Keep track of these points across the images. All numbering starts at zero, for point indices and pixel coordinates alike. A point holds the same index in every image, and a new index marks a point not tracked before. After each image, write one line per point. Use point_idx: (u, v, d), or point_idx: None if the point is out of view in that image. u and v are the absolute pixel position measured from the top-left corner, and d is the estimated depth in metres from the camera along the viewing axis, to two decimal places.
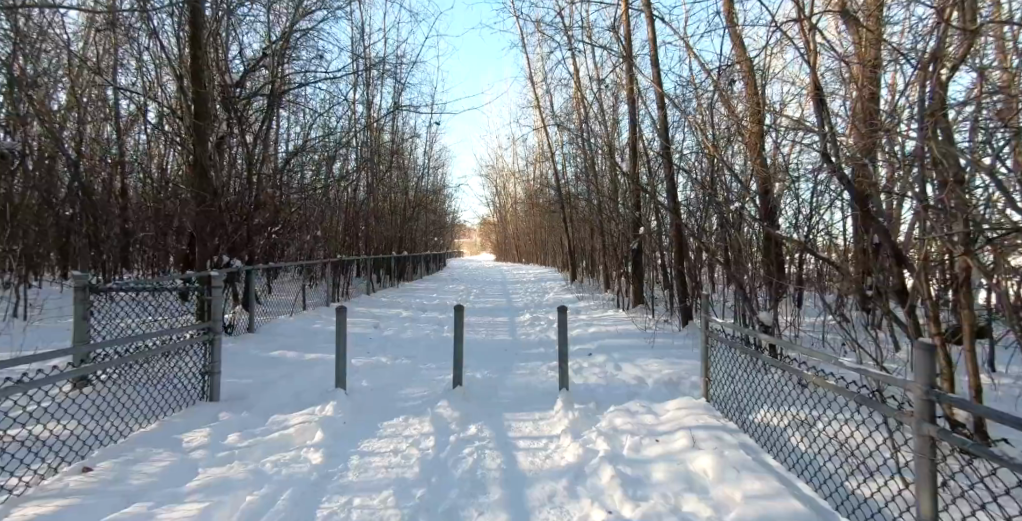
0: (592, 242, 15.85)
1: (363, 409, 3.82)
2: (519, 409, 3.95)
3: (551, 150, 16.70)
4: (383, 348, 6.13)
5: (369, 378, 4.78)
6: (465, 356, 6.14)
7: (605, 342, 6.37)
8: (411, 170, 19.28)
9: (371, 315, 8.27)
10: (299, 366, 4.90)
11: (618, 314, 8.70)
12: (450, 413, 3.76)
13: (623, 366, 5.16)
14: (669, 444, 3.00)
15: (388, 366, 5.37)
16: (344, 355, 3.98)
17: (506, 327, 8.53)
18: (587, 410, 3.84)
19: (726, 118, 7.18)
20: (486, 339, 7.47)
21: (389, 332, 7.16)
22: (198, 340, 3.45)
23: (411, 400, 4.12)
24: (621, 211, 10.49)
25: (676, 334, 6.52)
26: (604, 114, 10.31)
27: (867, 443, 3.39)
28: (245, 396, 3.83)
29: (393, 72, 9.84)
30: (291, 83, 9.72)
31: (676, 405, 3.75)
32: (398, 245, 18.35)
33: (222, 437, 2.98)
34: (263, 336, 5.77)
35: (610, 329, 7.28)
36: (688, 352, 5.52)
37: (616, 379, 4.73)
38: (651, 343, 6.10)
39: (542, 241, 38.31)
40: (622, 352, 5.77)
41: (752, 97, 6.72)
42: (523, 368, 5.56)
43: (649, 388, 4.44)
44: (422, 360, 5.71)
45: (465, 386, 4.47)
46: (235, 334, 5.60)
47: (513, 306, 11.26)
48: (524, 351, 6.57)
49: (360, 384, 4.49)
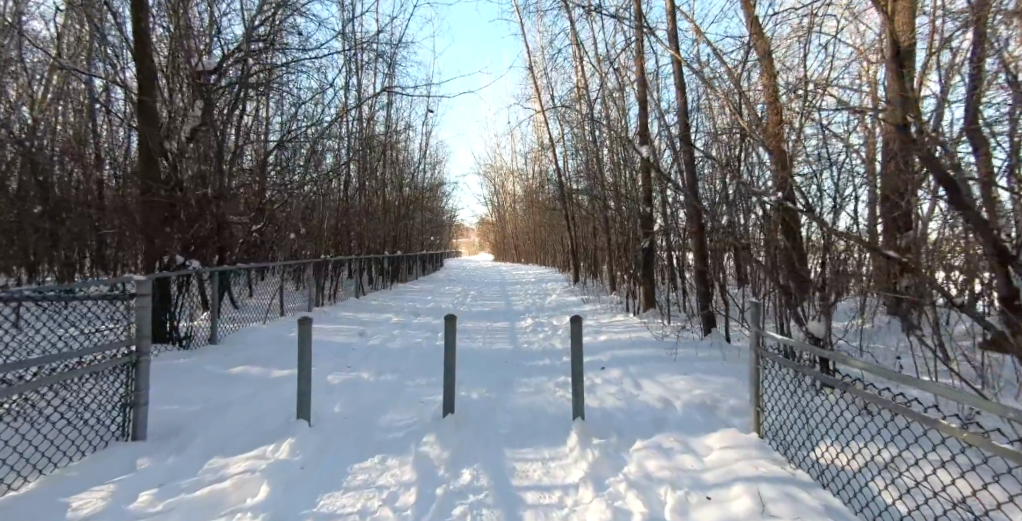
0: (596, 239, 15.09)
1: (329, 445, 3.05)
2: (525, 445, 3.21)
3: (552, 145, 15.98)
4: (366, 359, 5.41)
5: (346, 400, 4.03)
6: (460, 368, 5.41)
7: (619, 354, 5.66)
8: (406, 166, 18.54)
9: (357, 321, 7.54)
10: (259, 384, 4.13)
11: (628, 320, 7.99)
12: (439, 450, 3.02)
13: (643, 384, 4.44)
14: (726, 505, 2.26)
15: (369, 382, 4.62)
16: (308, 377, 3.21)
17: (506, 333, 7.82)
18: (607, 447, 3.11)
19: (750, 102, 6.47)
20: (485, 348, 6.76)
21: (376, 340, 6.43)
22: (115, 365, 2.64)
23: (392, 431, 3.38)
24: (630, 207, 9.76)
25: (698, 343, 5.81)
26: (611, 103, 9.61)
27: (971, 490, 2.63)
28: (182, 430, 3.06)
29: (382, 54, 9.07)
30: (277, 73, 9.09)
31: (720, 441, 3.01)
32: (392, 245, 17.62)
33: (130, 498, 2.23)
34: (227, 347, 4.99)
35: (622, 337, 6.57)
36: (717, 366, 4.80)
37: (637, 402, 4.01)
38: (672, 355, 5.40)
39: (542, 241, 37.55)
40: (640, 367, 5.04)
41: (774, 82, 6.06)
42: (527, 385, 4.84)
43: (679, 414, 3.72)
44: (411, 374, 4.99)
45: (459, 412, 3.74)
46: (194, 346, 4.82)
47: (514, 310, 10.53)
48: (527, 363, 5.84)
49: (333, 409, 3.76)
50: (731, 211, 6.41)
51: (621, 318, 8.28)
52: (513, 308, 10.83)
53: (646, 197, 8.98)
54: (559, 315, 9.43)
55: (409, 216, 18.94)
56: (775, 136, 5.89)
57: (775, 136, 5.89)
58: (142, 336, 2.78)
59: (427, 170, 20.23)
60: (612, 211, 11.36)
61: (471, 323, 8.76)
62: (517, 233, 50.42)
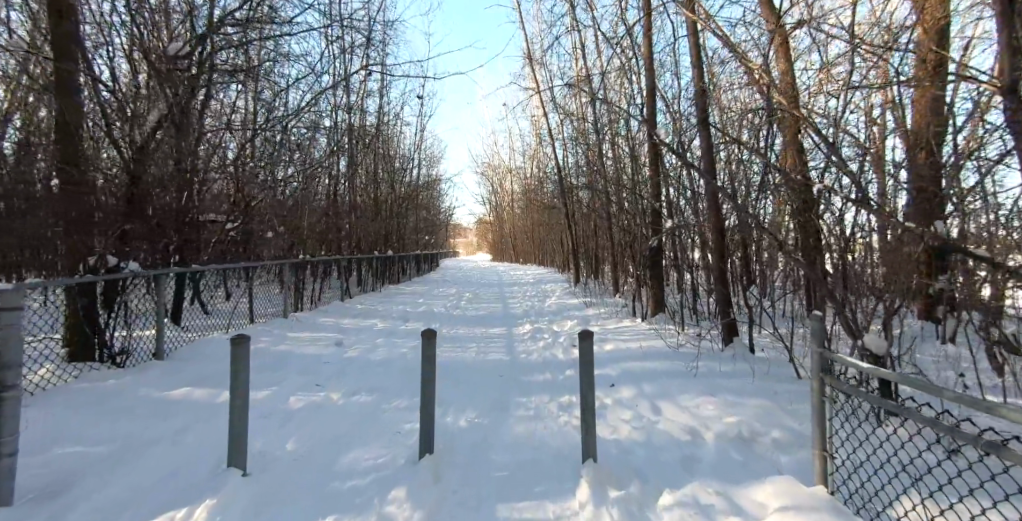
0: (598, 238, 14.42)
1: (265, 503, 2.34)
2: (521, 498, 2.51)
3: (552, 139, 15.31)
4: (340, 375, 4.72)
5: (306, 433, 3.34)
6: (449, 387, 4.73)
7: (630, 368, 4.98)
8: (399, 163, 17.84)
9: (337, 328, 6.84)
10: (199, 411, 3.43)
11: (635, 327, 7.31)
12: (408, 512, 2.31)
13: (662, 410, 3.75)
14: None
15: (339, 407, 3.92)
16: (241, 415, 2.50)
17: (503, 341, 7.14)
18: (627, 502, 2.42)
19: (771, 85, 5.82)
20: (478, 360, 6.06)
21: (355, 351, 5.75)
22: None
23: (353, 478, 2.69)
24: (636, 203, 9.09)
25: (719, 356, 5.12)
26: (616, 91, 8.95)
27: None
28: (74, 487, 2.37)
29: (370, 36, 8.40)
30: (261, 62, 8.67)
31: (772, 498, 2.32)
32: (384, 244, 16.92)
33: None
34: (173, 364, 4.25)
35: (631, 347, 5.88)
36: (747, 386, 4.12)
37: (657, 434, 3.32)
38: (690, 369, 4.73)
39: (541, 241, 36.89)
40: (655, 384, 4.35)
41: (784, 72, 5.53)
42: (525, 408, 4.14)
43: (711, 451, 3.03)
44: (392, 395, 4.30)
45: (441, 450, 3.05)
46: (133, 363, 4.06)
47: (511, 314, 9.85)
48: (526, 378, 5.16)
49: (284, 447, 3.05)
50: (742, 203, 5.76)
51: (628, 323, 7.60)
52: (511, 312, 10.14)
53: (654, 191, 8.33)
54: (561, 320, 8.74)
55: (402, 214, 18.23)
56: (790, 127, 5.38)
57: (790, 127, 5.38)
58: (8, 367, 2.03)
59: (421, 167, 19.53)
60: (616, 207, 10.70)
61: (465, 329, 8.09)
62: (515, 233, 49.67)
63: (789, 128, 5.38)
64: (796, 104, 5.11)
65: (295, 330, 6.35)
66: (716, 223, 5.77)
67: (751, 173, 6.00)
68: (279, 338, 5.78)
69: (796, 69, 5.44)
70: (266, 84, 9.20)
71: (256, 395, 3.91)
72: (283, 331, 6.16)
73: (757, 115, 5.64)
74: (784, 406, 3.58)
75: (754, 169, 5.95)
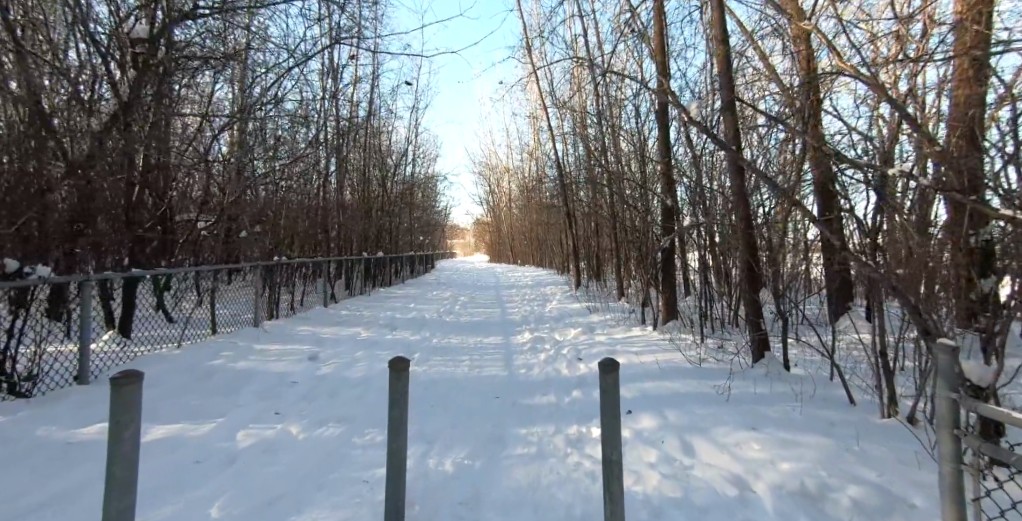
0: (600, 238, 13.72)
1: None
2: None
3: (553, 135, 14.65)
4: (306, 401, 3.98)
5: (246, 486, 2.60)
6: (437, 414, 4.00)
7: (647, 390, 4.25)
8: (392, 160, 17.12)
9: (313, 340, 6.09)
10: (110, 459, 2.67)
11: (645, 336, 6.60)
12: None
13: (696, 449, 3.03)
14: None
15: (298, 444, 3.19)
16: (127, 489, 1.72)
17: (499, 353, 6.42)
18: None
19: (796, 69, 5.17)
20: (471, 377, 5.31)
21: (328, 368, 5.00)
22: None
23: None
24: (643, 201, 8.40)
25: (750, 375, 4.41)
26: (622, 78, 8.28)
27: None
28: None
29: (360, 20, 7.75)
30: (240, 48, 8.03)
31: None
32: (375, 245, 16.18)
33: None
34: (92, 391, 3.49)
35: (645, 362, 5.16)
36: (793, 415, 3.41)
37: (698, 487, 2.58)
38: (721, 392, 4.01)
39: (538, 242, 36.15)
40: (682, 413, 3.63)
41: (806, 57, 4.92)
42: (525, 444, 3.41)
43: (774, 515, 2.30)
44: (365, 427, 3.56)
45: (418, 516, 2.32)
46: (43, 390, 3.35)
47: (509, 320, 9.14)
48: (525, 401, 4.43)
49: (209, 513, 2.30)
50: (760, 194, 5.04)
51: (638, 333, 6.86)
52: (508, 318, 9.40)
53: (665, 186, 7.62)
54: (563, 328, 7.99)
55: (393, 214, 17.43)
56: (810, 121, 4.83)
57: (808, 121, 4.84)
58: None
59: (416, 164, 18.79)
60: (621, 207, 9.99)
61: (458, 338, 7.36)
62: (511, 233, 48.75)
63: (811, 120, 4.75)
64: (817, 92, 4.50)
65: (263, 341, 5.59)
66: (740, 220, 5.05)
67: (774, 167, 5.36)
68: (243, 353, 5.04)
69: (817, 54, 4.83)
70: (244, 70, 8.56)
71: (194, 429, 3.17)
72: (250, 342, 5.42)
73: (782, 96, 4.99)
74: (852, 444, 2.85)
75: (777, 160, 5.32)
